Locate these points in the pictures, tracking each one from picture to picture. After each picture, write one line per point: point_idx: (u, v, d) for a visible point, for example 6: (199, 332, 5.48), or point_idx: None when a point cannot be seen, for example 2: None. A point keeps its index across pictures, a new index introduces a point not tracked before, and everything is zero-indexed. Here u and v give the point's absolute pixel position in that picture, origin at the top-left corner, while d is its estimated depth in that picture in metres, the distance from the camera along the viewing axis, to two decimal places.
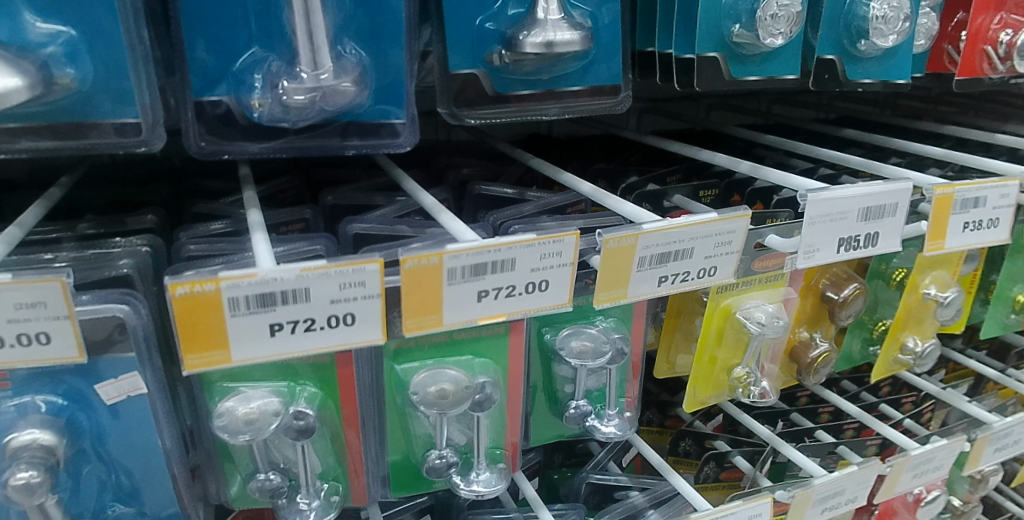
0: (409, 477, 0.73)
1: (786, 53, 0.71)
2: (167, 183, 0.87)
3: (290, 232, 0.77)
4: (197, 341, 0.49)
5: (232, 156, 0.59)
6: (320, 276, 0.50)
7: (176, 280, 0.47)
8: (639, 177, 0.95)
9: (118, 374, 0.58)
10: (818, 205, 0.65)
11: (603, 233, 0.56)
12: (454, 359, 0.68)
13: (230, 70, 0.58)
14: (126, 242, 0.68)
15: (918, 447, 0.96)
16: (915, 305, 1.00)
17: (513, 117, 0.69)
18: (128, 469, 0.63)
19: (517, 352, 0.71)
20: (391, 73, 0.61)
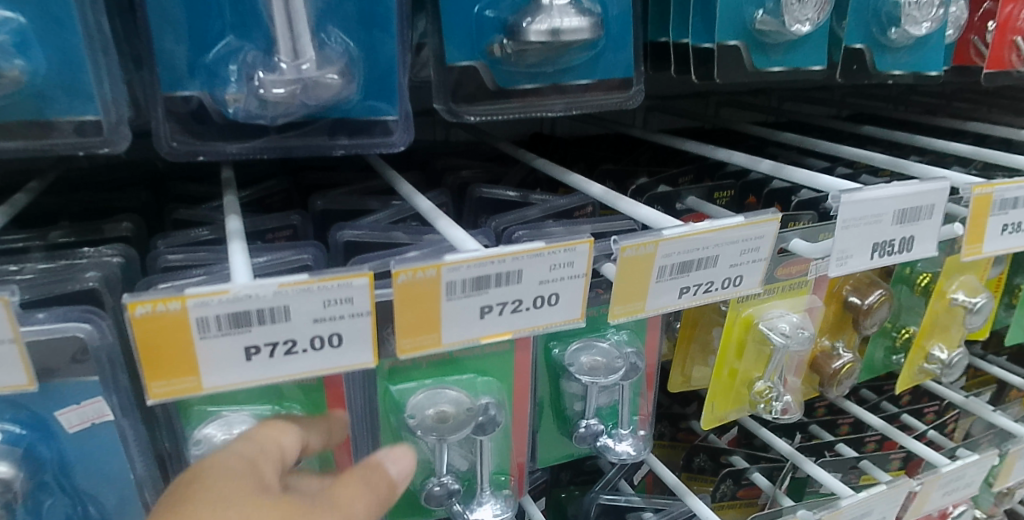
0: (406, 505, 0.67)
1: (812, 42, 0.65)
2: (147, 187, 0.82)
3: (276, 239, 0.71)
4: (163, 367, 0.43)
5: (208, 157, 0.54)
6: (301, 292, 0.44)
7: (135, 299, 0.41)
8: (648, 178, 0.89)
9: (80, 400, 0.52)
10: (851, 208, 0.60)
11: (620, 240, 0.50)
12: (456, 376, 0.63)
13: (202, 62, 0.52)
14: (95, 252, 0.62)
15: (948, 464, 0.90)
16: (942, 312, 0.94)
17: (516, 113, 0.64)
18: (97, 501, 0.57)
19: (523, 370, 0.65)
20: (381, 64, 0.55)
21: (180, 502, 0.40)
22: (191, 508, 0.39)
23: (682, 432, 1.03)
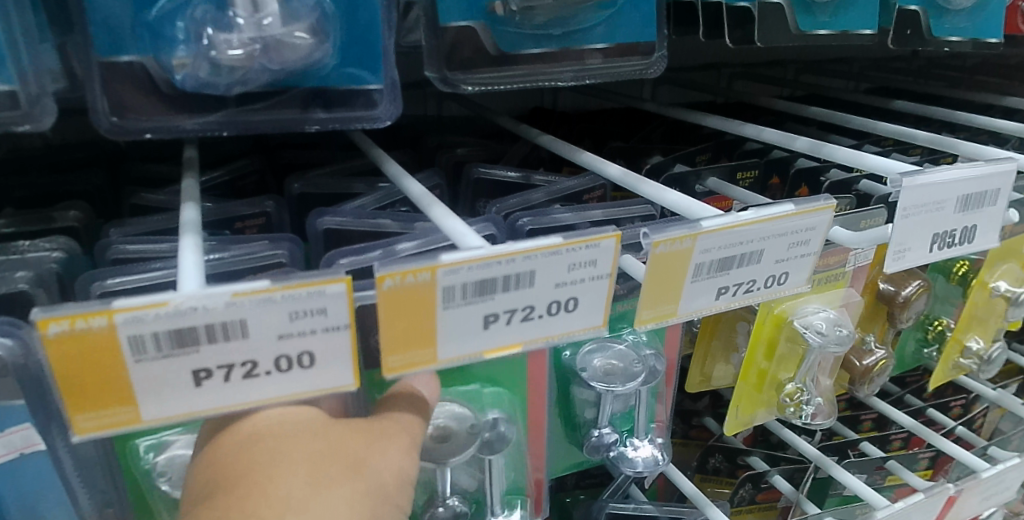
0: None
1: (863, 2, 0.57)
2: (102, 168, 0.72)
3: (247, 228, 0.63)
4: (89, 397, 0.35)
5: (155, 135, 0.45)
6: (261, 302, 0.36)
7: (47, 315, 0.32)
8: (663, 157, 0.81)
9: (6, 427, 0.43)
10: (913, 193, 0.51)
11: (651, 235, 0.41)
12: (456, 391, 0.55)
13: (142, 19, 0.43)
14: (32, 247, 0.53)
15: (989, 468, 0.83)
16: (981, 304, 0.86)
17: (520, 83, 0.55)
18: None
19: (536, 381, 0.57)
20: (362, 23, 0.46)
21: (252, 441, 0.41)
22: (264, 447, 0.40)
23: (695, 430, 0.96)
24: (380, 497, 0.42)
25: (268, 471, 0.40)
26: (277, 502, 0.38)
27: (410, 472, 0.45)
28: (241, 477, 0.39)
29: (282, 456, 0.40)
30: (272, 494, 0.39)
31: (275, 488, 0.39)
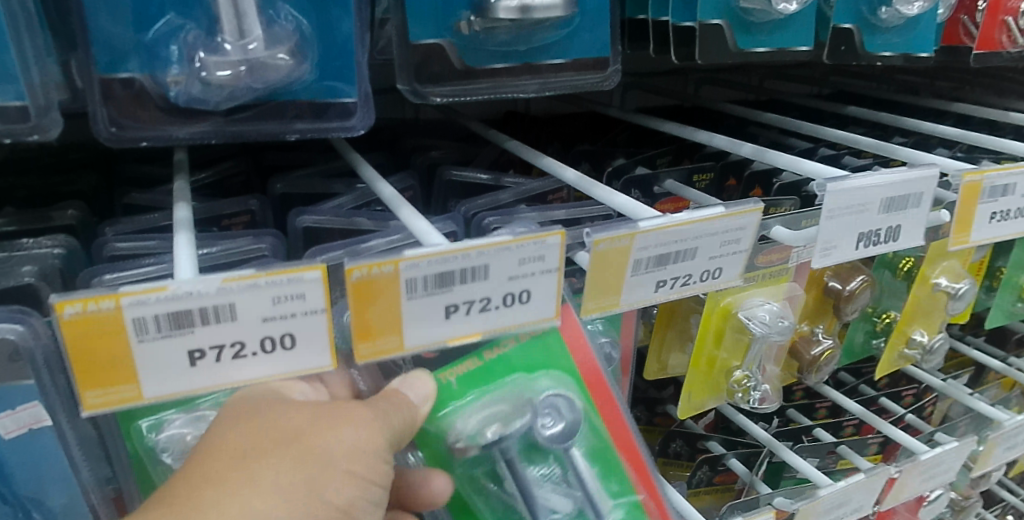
0: None
1: (799, 22, 0.61)
2: (96, 169, 0.77)
3: (233, 226, 0.68)
4: (99, 372, 0.41)
5: (151, 143, 0.50)
6: (248, 288, 0.42)
7: (64, 299, 0.38)
8: (626, 159, 0.86)
9: (17, 405, 0.49)
10: (837, 197, 0.57)
11: (593, 233, 0.47)
12: (505, 389, 0.57)
13: (141, 41, 0.48)
14: (35, 244, 0.58)
15: (927, 451, 0.90)
16: (924, 297, 0.92)
17: (485, 94, 0.60)
18: (44, 508, 0.54)
19: (577, 339, 0.59)
20: (338, 44, 0.51)
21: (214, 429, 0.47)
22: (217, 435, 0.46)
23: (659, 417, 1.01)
24: (319, 464, 0.46)
25: (206, 456, 0.45)
26: (203, 478, 0.44)
27: (357, 447, 0.47)
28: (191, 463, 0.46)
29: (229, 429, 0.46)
30: (198, 473, 0.44)
31: (216, 463, 0.45)
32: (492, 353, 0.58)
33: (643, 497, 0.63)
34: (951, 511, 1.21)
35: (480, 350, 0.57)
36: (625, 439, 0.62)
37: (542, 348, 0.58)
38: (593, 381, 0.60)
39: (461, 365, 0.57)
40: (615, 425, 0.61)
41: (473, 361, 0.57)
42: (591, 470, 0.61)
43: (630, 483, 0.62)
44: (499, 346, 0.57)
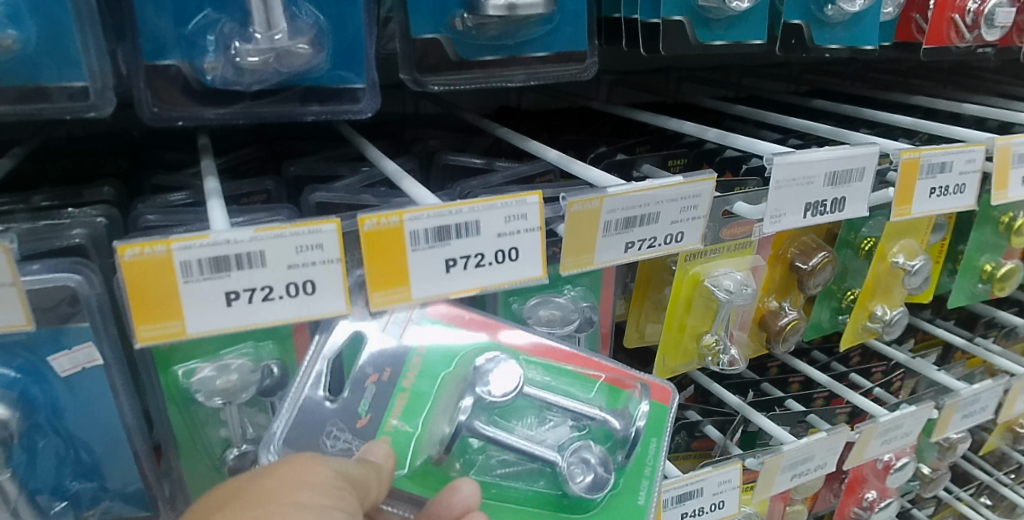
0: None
1: (752, 18, 0.70)
2: (124, 154, 0.84)
3: (251, 203, 0.76)
4: (151, 309, 0.48)
5: (187, 122, 0.58)
6: (276, 238, 0.50)
7: (124, 242, 0.46)
8: (607, 147, 0.94)
9: (73, 345, 0.57)
10: (784, 169, 0.65)
11: (567, 197, 0.55)
12: (442, 392, 0.63)
13: (181, 33, 0.56)
14: (79, 213, 0.64)
15: (886, 414, 0.98)
16: (883, 273, 1.01)
17: (477, 83, 0.68)
18: (88, 445, 0.61)
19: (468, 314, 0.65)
20: (350, 37, 0.59)
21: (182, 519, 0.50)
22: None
23: None
24: (260, 504, 0.46)
25: None
26: None
27: (301, 479, 0.49)
28: None
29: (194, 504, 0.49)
30: None
31: None
32: (409, 378, 0.62)
33: (607, 374, 0.68)
34: (920, 484, 1.28)
35: (397, 384, 0.61)
36: (558, 353, 0.67)
37: (441, 341, 0.63)
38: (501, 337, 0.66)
39: (393, 402, 0.61)
40: (544, 351, 0.67)
41: (400, 393, 0.62)
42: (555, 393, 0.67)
43: (588, 375, 0.68)
44: (411, 368, 0.62)
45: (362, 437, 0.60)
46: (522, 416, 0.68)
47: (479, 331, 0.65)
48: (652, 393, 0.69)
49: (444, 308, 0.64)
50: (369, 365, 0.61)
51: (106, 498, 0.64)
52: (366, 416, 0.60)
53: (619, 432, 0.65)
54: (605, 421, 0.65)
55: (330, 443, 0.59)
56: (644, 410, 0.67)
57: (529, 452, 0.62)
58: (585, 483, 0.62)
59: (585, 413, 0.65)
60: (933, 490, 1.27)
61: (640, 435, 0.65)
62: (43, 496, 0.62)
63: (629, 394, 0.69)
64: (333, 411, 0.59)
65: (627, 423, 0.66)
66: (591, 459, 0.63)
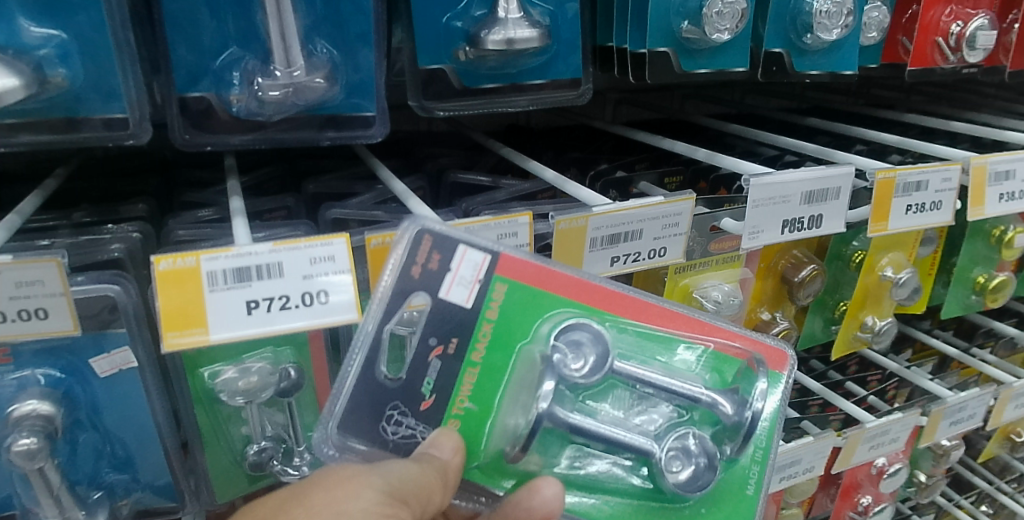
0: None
1: (735, 47, 0.77)
2: (156, 173, 0.91)
3: (272, 218, 0.82)
4: (178, 319, 0.55)
5: (214, 147, 0.65)
6: (291, 249, 0.57)
7: (159, 254, 0.54)
8: (608, 165, 0.99)
9: (112, 349, 0.63)
10: (759, 189, 0.72)
11: (554, 216, 0.62)
12: (516, 371, 0.60)
13: (210, 68, 0.63)
14: (117, 228, 0.71)
15: (873, 421, 1.08)
16: (872, 285, 1.04)
17: (482, 109, 0.74)
18: (122, 439, 0.68)
19: (534, 266, 0.60)
20: (361, 70, 0.66)
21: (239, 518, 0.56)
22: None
23: None
24: None
25: None
26: None
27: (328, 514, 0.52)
28: None
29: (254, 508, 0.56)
30: None
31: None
32: (478, 352, 0.60)
33: (716, 341, 0.65)
34: (915, 490, 1.33)
35: (467, 359, 0.59)
36: (660, 315, 0.63)
37: (521, 303, 0.60)
38: (586, 298, 0.61)
39: (463, 381, 0.60)
40: (640, 315, 0.63)
41: (470, 370, 0.60)
42: (651, 362, 0.64)
43: (696, 342, 0.65)
44: (480, 339, 0.59)
45: (426, 422, 0.59)
46: (614, 394, 0.64)
47: (567, 295, 0.61)
48: (769, 361, 0.66)
49: (513, 263, 0.60)
50: (432, 336, 0.58)
51: (138, 488, 0.70)
52: (430, 396, 0.59)
53: (730, 417, 0.60)
54: (714, 406, 0.60)
55: (392, 430, 0.59)
56: (763, 386, 0.61)
57: (622, 444, 0.58)
58: (683, 475, 0.60)
59: (689, 396, 0.60)
60: (929, 496, 1.32)
61: (757, 421, 0.60)
62: (82, 486, 0.68)
63: (742, 364, 0.64)
64: (395, 390, 0.58)
65: (740, 407, 0.60)
66: (691, 449, 0.60)
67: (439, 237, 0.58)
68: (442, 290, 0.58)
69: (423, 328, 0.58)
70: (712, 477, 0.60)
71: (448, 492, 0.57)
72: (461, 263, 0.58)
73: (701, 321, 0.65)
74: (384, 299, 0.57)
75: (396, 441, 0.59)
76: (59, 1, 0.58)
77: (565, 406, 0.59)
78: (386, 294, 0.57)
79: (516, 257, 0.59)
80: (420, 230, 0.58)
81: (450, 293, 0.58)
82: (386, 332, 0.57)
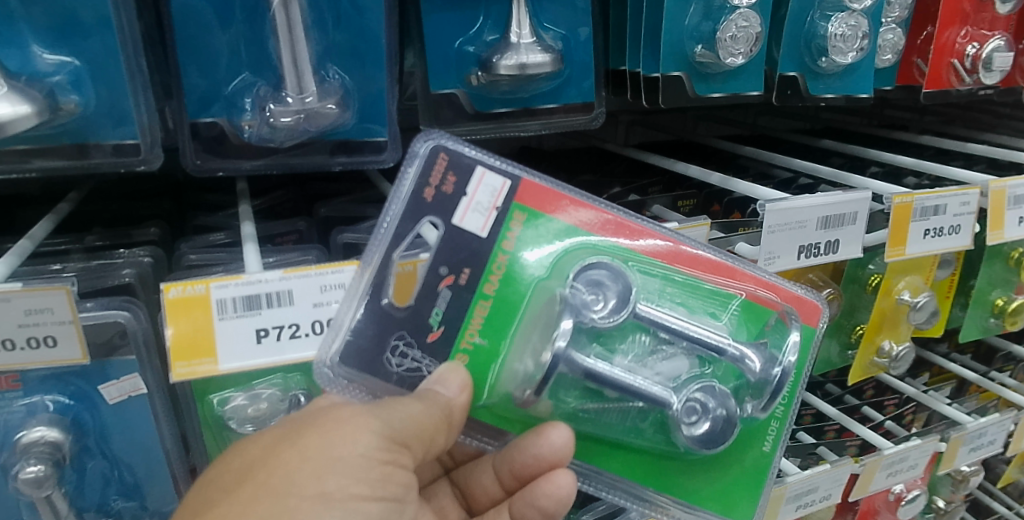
0: (652, 468, 0.64)
1: (749, 71, 0.77)
2: (169, 197, 0.91)
3: (284, 242, 0.82)
4: (189, 349, 0.56)
5: (226, 173, 0.65)
6: (302, 277, 0.58)
7: (169, 282, 0.55)
8: (621, 188, 0.97)
9: (119, 375, 0.62)
10: (775, 214, 0.72)
11: None
12: (531, 308, 0.60)
13: (222, 94, 0.63)
14: (129, 253, 0.71)
15: (892, 447, 1.06)
16: (889, 309, 1.02)
17: (493, 133, 0.74)
18: (130, 466, 0.67)
19: (557, 196, 0.60)
20: (374, 94, 0.66)
21: (220, 464, 0.55)
22: (220, 466, 0.55)
23: None
24: (281, 491, 0.51)
25: (210, 484, 0.53)
26: (197, 503, 0.52)
27: (327, 455, 0.53)
28: (198, 489, 0.54)
29: (246, 444, 0.55)
30: (200, 497, 0.52)
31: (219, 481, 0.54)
32: (492, 284, 0.59)
33: (748, 290, 0.65)
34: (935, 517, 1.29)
35: (479, 291, 0.59)
36: (687, 259, 0.63)
37: (540, 235, 0.60)
38: (607, 234, 0.62)
39: (474, 314, 0.59)
40: (664, 256, 0.63)
41: (482, 303, 0.59)
42: (676, 304, 0.64)
43: (725, 290, 0.64)
44: (495, 270, 0.59)
45: (433, 355, 0.59)
46: (633, 340, 0.64)
47: (587, 228, 0.61)
48: (802, 315, 0.66)
49: (534, 191, 0.60)
50: (443, 265, 0.58)
51: (145, 516, 0.69)
52: (438, 328, 0.59)
53: (755, 375, 0.61)
54: (740, 360, 0.61)
55: (396, 362, 0.59)
56: (795, 340, 0.63)
57: (642, 394, 0.59)
58: (699, 429, 0.61)
59: (714, 348, 0.61)
60: None
61: (784, 378, 0.61)
62: (90, 512, 0.68)
63: (772, 315, 0.65)
64: (401, 318, 0.58)
65: (768, 364, 0.62)
66: (706, 404, 0.61)
67: (456, 157, 0.58)
68: (456, 216, 0.58)
69: (433, 255, 0.58)
70: (730, 432, 0.62)
71: (450, 432, 0.58)
72: (477, 188, 0.58)
73: (730, 267, 0.65)
74: (396, 222, 0.57)
75: (401, 374, 0.59)
76: (72, 28, 0.58)
77: (582, 351, 0.60)
78: (397, 216, 0.57)
79: (536, 184, 0.60)
80: (435, 147, 0.58)
81: (465, 220, 0.58)
82: (396, 257, 0.57)
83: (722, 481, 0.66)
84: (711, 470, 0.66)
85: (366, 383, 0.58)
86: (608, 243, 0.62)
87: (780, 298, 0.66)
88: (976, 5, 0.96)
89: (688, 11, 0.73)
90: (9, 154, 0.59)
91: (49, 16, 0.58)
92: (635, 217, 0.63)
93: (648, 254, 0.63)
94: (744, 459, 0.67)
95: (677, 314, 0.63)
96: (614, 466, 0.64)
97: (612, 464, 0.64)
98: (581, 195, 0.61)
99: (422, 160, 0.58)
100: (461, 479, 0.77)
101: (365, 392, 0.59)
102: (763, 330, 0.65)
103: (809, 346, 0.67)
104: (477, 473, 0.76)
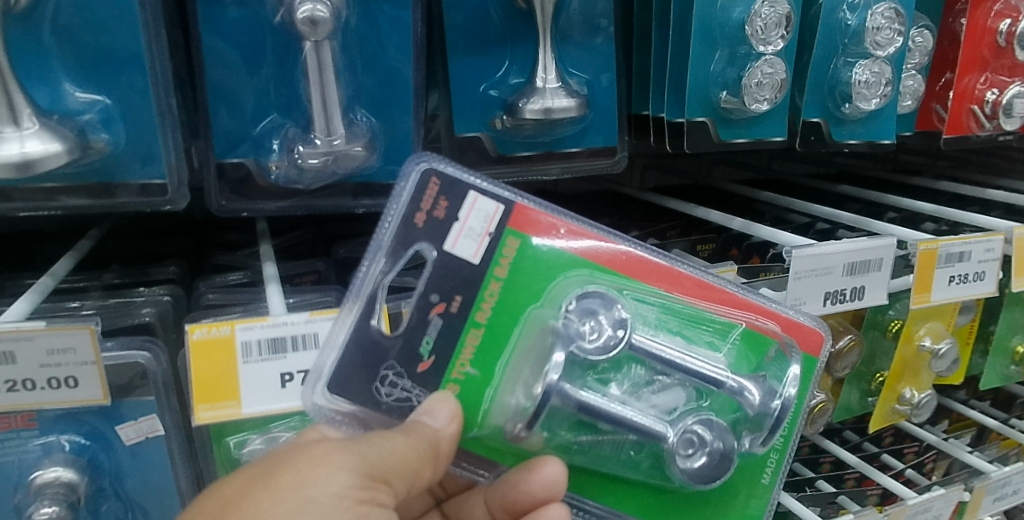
0: (652, 506, 0.63)
1: (772, 117, 0.78)
2: (187, 235, 0.90)
3: (302, 282, 0.81)
4: (209, 391, 0.56)
5: (250, 214, 0.65)
6: (326, 320, 0.59)
7: (194, 324, 0.56)
8: (639, 232, 0.96)
9: (137, 416, 0.61)
10: (802, 260, 0.74)
11: None
12: (523, 337, 0.59)
13: (249, 135, 0.64)
14: (149, 291, 0.71)
15: (915, 497, 1.02)
16: (911, 356, 1.00)
17: (515, 176, 0.74)
18: (144, 508, 0.65)
19: (550, 223, 0.59)
20: (399, 136, 0.66)
21: (195, 505, 0.52)
22: (195, 507, 0.52)
23: None
24: None
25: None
26: None
27: (297, 495, 0.50)
28: None
29: (221, 484, 0.53)
30: None
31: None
32: (484, 312, 0.58)
33: (749, 320, 0.63)
34: None
35: (471, 319, 0.58)
36: (684, 287, 0.61)
37: (533, 265, 0.58)
38: (602, 260, 0.60)
39: (465, 342, 0.58)
40: (664, 284, 0.61)
41: (474, 331, 0.58)
42: (675, 336, 0.62)
43: (725, 319, 0.62)
44: (487, 299, 0.58)
45: (423, 385, 0.58)
46: (629, 370, 0.62)
47: (581, 255, 0.59)
48: (804, 344, 0.64)
49: (528, 217, 0.58)
50: (435, 292, 0.57)
51: None
52: (429, 358, 0.57)
53: (754, 408, 0.60)
54: (739, 392, 0.59)
55: (386, 392, 0.57)
56: (796, 372, 0.61)
57: (634, 427, 0.58)
58: (696, 462, 0.59)
59: (712, 381, 0.59)
60: None
61: (784, 411, 0.60)
62: None
63: (773, 345, 0.63)
64: (391, 348, 0.57)
65: (768, 396, 0.60)
66: (704, 438, 0.59)
67: (447, 180, 0.56)
68: (448, 242, 0.57)
69: (427, 284, 0.57)
70: (727, 467, 0.60)
71: (438, 466, 0.57)
72: (470, 214, 0.57)
73: (730, 295, 0.62)
74: (387, 246, 0.56)
75: (390, 403, 0.57)
76: (104, 68, 0.59)
77: (574, 383, 0.59)
78: (389, 239, 0.56)
79: (528, 210, 0.58)
80: (427, 171, 0.56)
81: (457, 246, 0.57)
82: (387, 284, 0.56)
83: (716, 508, 0.64)
84: (710, 507, 0.64)
85: (358, 414, 0.57)
86: (606, 271, 0.60)
87: (781, 328, 0.63)
88: (994, 51, 0.96)
89: (713, 58, 0.74)
90: (34, 191, 0.59)
91: (83, 55, 0.59)
92: (632, 243, 0.61)
93: (644, 282, 0.61)
94: (739, 503, 0.65)
95: (673, 344, 0.61)
96: (609, 497, 0.63)
97: (607, 494, 0.63)
98: (575, 220, 0.59)
99: (413, 182, 0.56)
100: (453, 510, 0.76)
101: (360, 425, 0.58)
102: (762, 362, 0.63)
103: (811, 377, 0.64)
104: (469, 503, 0.74)
